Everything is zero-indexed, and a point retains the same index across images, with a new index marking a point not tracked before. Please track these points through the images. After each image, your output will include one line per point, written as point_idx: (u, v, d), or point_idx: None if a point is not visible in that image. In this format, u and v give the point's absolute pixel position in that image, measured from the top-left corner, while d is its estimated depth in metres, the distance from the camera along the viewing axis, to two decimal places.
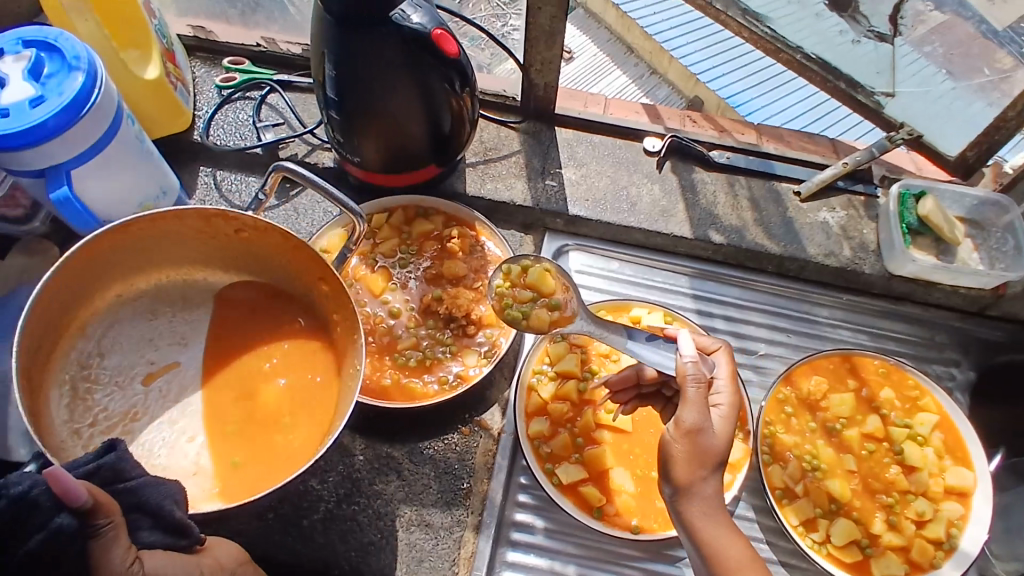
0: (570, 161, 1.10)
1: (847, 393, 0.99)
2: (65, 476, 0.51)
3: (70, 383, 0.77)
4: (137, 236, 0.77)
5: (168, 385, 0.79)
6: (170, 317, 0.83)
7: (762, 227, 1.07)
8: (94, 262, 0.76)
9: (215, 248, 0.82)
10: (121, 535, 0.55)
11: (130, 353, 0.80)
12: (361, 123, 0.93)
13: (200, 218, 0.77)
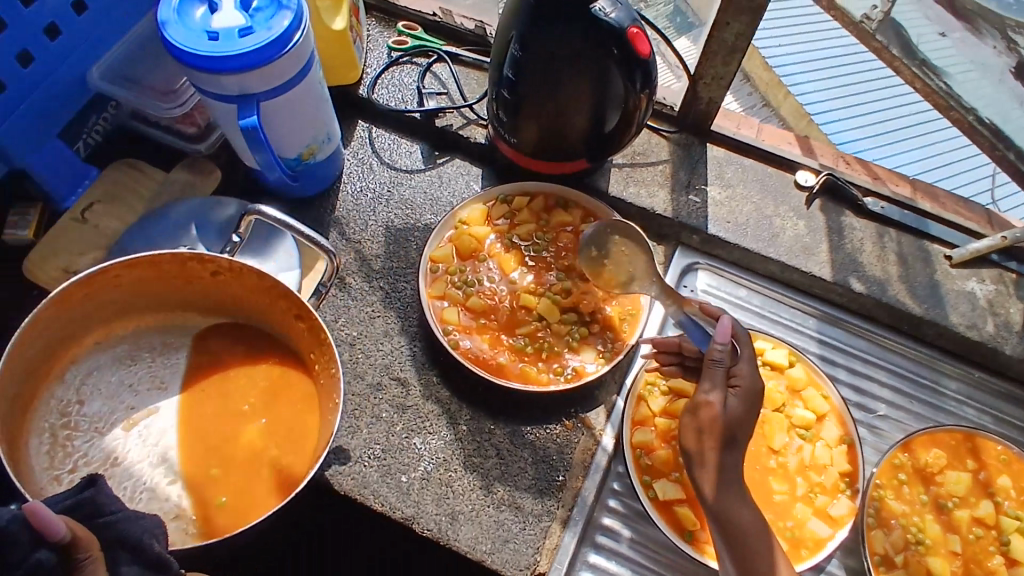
0: (717, 180, 1.09)
1: (964, 473, 0.93)
2: (46, 511, 0.54)
3: (70, 434, 0.82)
4: (105, 287, 0.83)
5: (148, 428, 0.84)
6: (149, 362, 0.88)
7: (905, 285, 1.03)
8: (73, 310, 0.82)
9: (173, 288, 0.89)
10: (98, 568, 0.58)
11: (109, 400, 0.85)
12: (529, 106, 0.94)
13: (144, 266, 0.84)
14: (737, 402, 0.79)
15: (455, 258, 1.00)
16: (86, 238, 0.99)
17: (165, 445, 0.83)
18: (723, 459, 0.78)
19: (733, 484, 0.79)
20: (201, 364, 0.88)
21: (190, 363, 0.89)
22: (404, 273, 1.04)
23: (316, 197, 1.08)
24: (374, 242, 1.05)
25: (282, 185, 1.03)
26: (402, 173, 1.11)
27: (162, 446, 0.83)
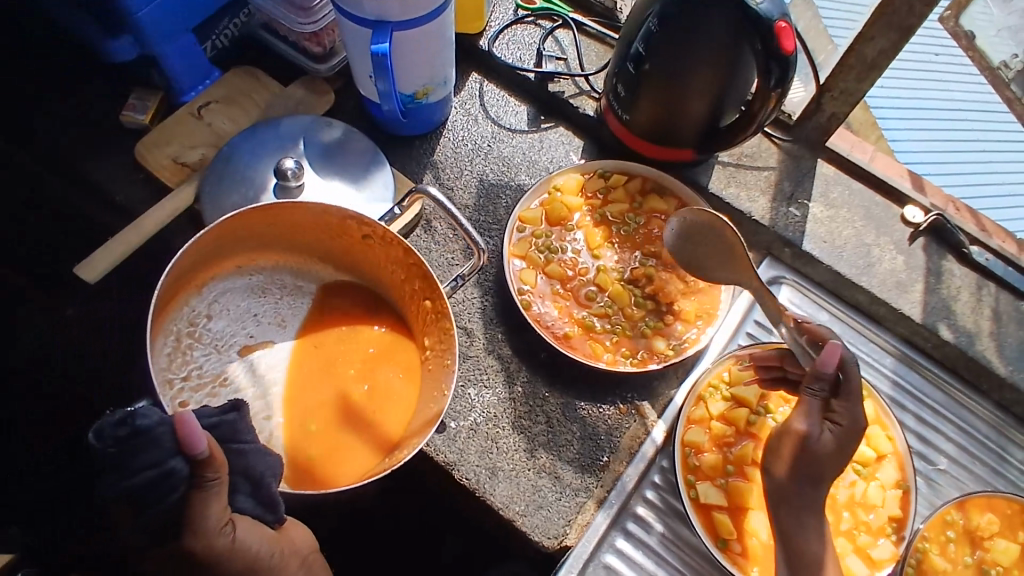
0: (820, 198, 1.06)
1: (1014, 543, 0.89)
2: (196, 424, 0.57)
3: (193, 344, 0.86)
4: (259, 221, 0.87)
5: (261, 359, 0.87)
6: (276, 298, 0.92)
7: (995, 343, 0.99)
8: (235, 232, 0.87)
9: (314, 239, 0.92)
10: (220, 494, 0.60)
11: (233, 323, 0.89)
12: (650, 85, 0.93)
13: (300, 212, 0.87)
14: (833, 438, 0.77)
15: (542, 223, 1.00)
16: (201, 135, 1.03)
17: (270, 382, 0.86)
18: (808, 489, 0.79)
19: (809, 512, 0.80)
20: (320, 314, 0.92)
21: (306, 313, 0.91)
22: (489, 228, 1.04)
23: (418, 137, 1.10)
24: (465, 192, 1.06)
25: (391, 120, 1.05)
26: (505, 131, 1.12)
27: (269, 382, 0.86)
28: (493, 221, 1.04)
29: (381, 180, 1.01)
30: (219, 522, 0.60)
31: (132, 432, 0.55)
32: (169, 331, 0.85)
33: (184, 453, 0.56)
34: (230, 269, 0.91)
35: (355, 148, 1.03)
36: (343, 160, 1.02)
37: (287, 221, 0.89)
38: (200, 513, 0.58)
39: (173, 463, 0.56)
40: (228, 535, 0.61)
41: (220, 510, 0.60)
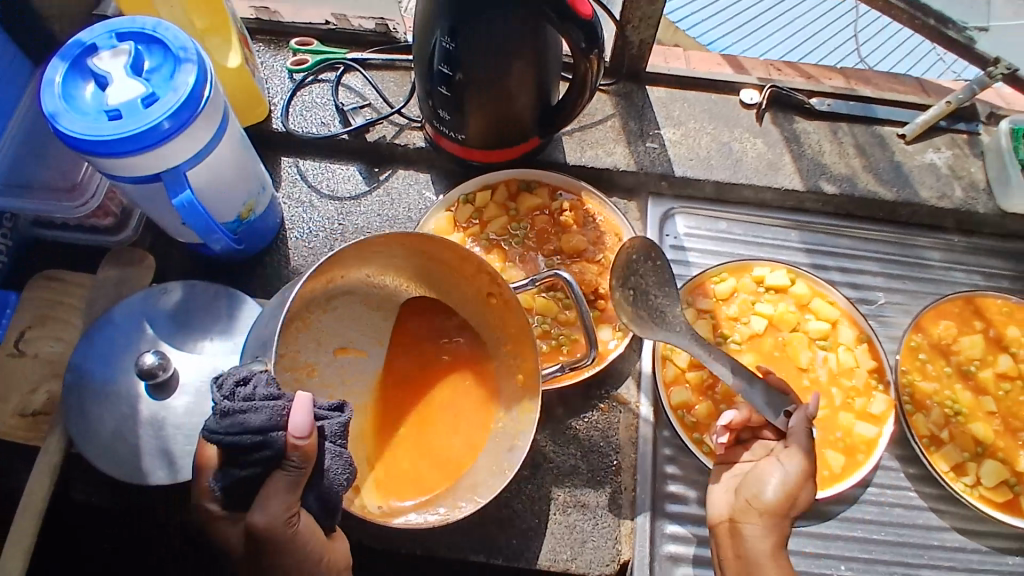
0: (668, 121, 1.06)
1: (976, 335, 0.97)
2: (309, 410, 0.61)
3: (302, 333, 0.79)
4: (405, 244, 0.79)
5: (348, 368, 0.81)
6: (384, 315, 0.85)
7: (872, 174, 1.04)
8: (372, 248, 0.78)
9: (440, 272, 0.84)
10: (297, 485, 0.63)
11: (343, 322, 0.82)
12: (472, 98, 0.88)
13: (455, 253, 0.80)
14: (799, 459, 0.77)
15: None
16: (34, 371, 0.90)
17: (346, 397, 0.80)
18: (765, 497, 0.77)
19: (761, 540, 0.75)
20: (418, 323, 0.85)
21: (395, 336, 0.85)
22: None
23: (263, 253, 0.99)
24: None
25: (227, 253, 0.93)
26: (348, 201, 1.03)
27: (345, 394, 0.80)
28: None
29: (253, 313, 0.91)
30: (284, 511, 0.62)
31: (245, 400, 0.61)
32: (291, 313, 0.78)
33: (285, 429, 0.61)
34: (358, 279, 0.83)
35: (207, 298, 0.91)
36: (201, 316, 0.90)
37: (420, 250, 0.81)
38: (277, 491, 0.62)
39: (271, 435, 0.61)
40: (290, 524, 0.63)
41: (290, 501, 0.63)
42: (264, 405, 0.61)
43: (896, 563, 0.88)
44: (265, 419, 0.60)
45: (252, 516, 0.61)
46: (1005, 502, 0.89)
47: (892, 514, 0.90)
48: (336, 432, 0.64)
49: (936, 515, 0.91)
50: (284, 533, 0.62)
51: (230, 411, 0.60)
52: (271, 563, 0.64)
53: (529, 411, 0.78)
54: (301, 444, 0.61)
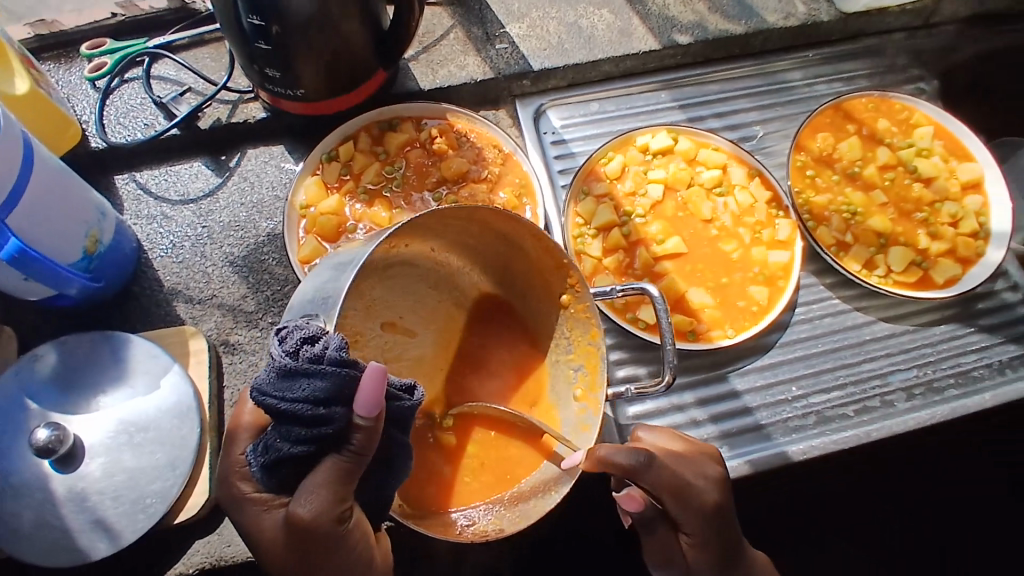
0: (510, 17, 1.01)
1: (852, 138, 1.02)
2: (380, 388, 0.53)
3: (357, 298, 0.72)
4: (484, 223, 0.71)
5: (393, 343, 0.74)
6: (436, 291, 0.78)
7: (718, 13, 1.04)
8: (445, 223, 0.71)
9: (504, 257, 0.78)
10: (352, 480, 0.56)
11: (395, 296, 0.76)
12: (297, 45, 0.80)
13: (541, 253, 0.73)
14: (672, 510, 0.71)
15: (323, 245, 0.88)
16: None
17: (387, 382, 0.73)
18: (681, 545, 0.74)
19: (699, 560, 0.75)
20: (492, 314, 0.81)
21: (452, 325, 0.79)
22: (283, 293, 0.91)
23: (132, 282, 0.90)
24: (229, 286, 0.91)
25: (88, 295, 0.84)
26: (204, 200, 0.95)
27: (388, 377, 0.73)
28: (257, 328, 0.90)
29: (143, 347, 0.82)
30: (336, 506, 0.56)
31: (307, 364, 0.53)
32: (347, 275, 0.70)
33: (349, 404, 0.53)
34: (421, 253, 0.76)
35: (87, 350, 0.82)
36: (87, 370, 0.81)
37: (500, 232, 0.73)
38: (333, 481, 0.55)
39: (332, 412, 0.53)
40: (341, 522, 0.56)
41: (344, 495, 0.56)
42: (331, 374, 0.53)
43: (837, 367, 0.94)
44: (330, 385, 0.53)
45: (296, 504, 0.55)
46: (917, 280, 0.96)
47: (823, 325, 0.96)
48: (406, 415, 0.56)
49: (860, 313, 0.97)
50: (332, 532, 0.56)
51: (293, 372, 0.53)
52: (320, 556, 0.57)
53: (584, 429, 0.74)
54: (365, 422, 0.54)
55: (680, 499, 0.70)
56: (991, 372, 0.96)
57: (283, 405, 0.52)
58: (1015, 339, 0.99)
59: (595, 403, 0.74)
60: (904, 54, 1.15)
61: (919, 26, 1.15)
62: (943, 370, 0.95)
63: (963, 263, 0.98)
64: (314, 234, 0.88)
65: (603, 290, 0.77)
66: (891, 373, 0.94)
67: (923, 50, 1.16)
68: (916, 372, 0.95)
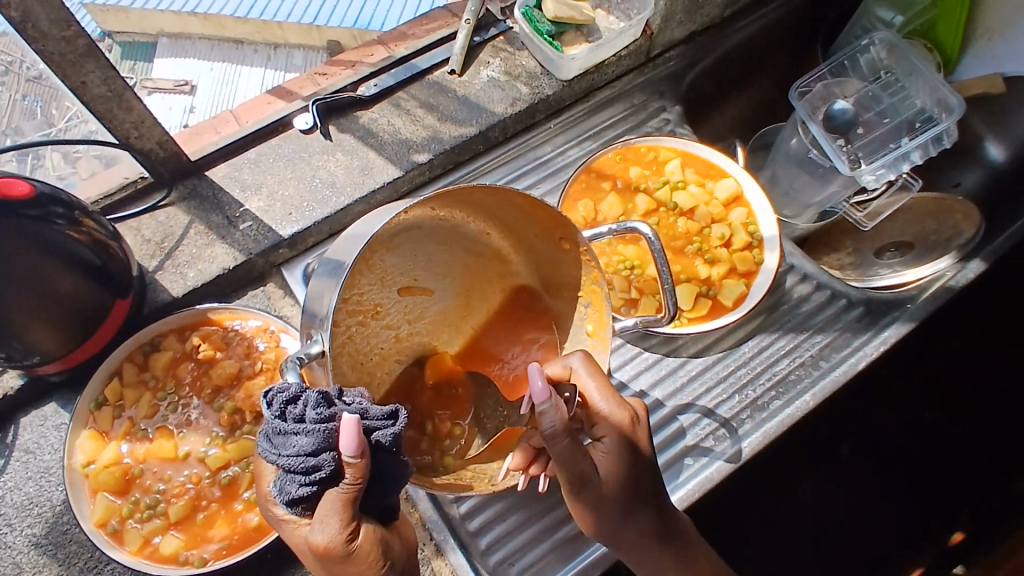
0: (247, 191, 1.00)
1: (609, 196, 1.05)
2: (356, 431, 0.57)
3: (369, 272, 0.76)
4: (487, 191, 0.73)
5: (413, 306, 0.80)
6: (450, 248, 0.82)
7: (448, 121, 1.06)
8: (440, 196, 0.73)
9: (509, 214, 0.80)
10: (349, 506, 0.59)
11: (411, 260, 0.80)
12: (7, 327, 0.76)
13: (535, 207, 0.75)
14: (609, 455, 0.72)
15: (115, 500, 0.84)
16: None
17: (415, 336, 0.80)
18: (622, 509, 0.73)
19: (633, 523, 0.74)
20: (498, 268, 0.85)
21: (465, 277, 0.84)
22: (96, 559, 0.87)
23: None
24: (42, 570, 0.86)
25: None
26: None
27: (413, 334, 0.80)
28: None
29: None
30: (342, 531, 0.59)
31: (294, 420, 0.58)
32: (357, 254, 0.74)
33: (337, 447, 0.58)
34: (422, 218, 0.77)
35: None
36: None
37: (494, 195, 0.76)
38: (331, 511, 0.59)
39: (323, 457, 0.57)
40: (350, 545, 0.60)
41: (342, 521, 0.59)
42: (314, 429, 0.57)
43: (667, 420, 0.95)
44: (316, 439, 0.57)
45: (312, 536, 0.59)
46: (709, 310, 0.99)
47: (641, 382, 0.97)
48: (390, 443, 0.60)
49: (672, 357, 0.99)
50: (344, 552, 0.59)
51: (284, 431, 0.58)
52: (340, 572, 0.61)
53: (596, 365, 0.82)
54: (354, 461, 0.58)
55: (608, 399, 0.73)
56: (807, 370, 0.99)
57: (279, 461, 0.57)
58: (820, 329, 1.03)
59: (606, 340, 0.81)
60: (641, 90, 1.20)
61: (643, 62, 1.20)
62: (762, 385, 0.98)
63: (746, 276, 1.01)
64: (104, 489, 0.83)
65: (594, 233, 0.80)
66: (716, 406, 0.96)
67: (659, 79, 1.21)
68: (739, 396, 0.97)
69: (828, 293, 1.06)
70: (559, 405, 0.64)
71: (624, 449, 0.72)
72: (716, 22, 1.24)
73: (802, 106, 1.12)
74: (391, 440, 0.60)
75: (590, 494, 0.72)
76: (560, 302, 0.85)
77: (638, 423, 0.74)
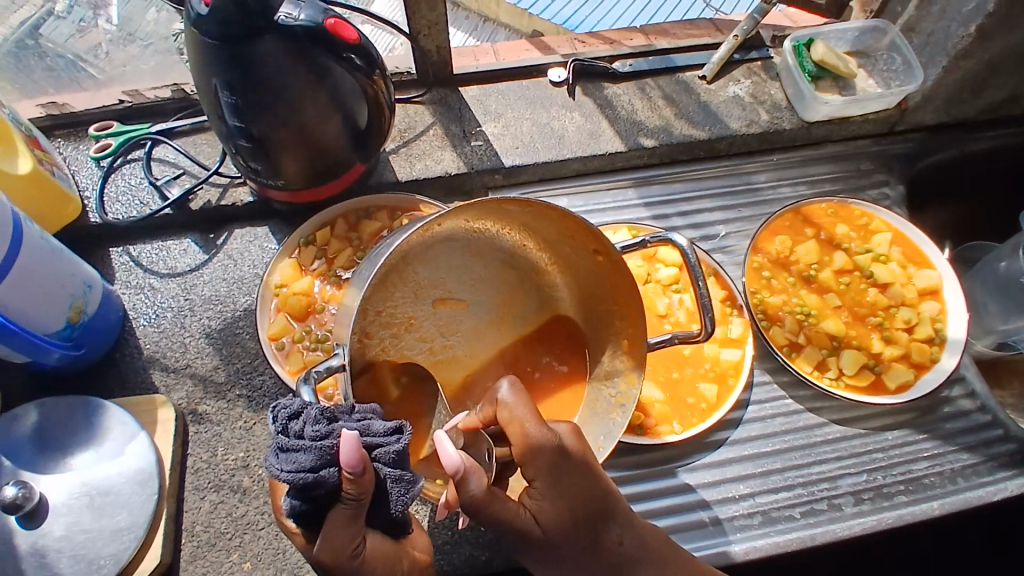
0: (487, 116, 1.09)
1: (809, 242, 1.06)
2: (357, 447, 0.54)
3: (403, 284, 0.75)
4: (523, 204, 0.74)
5: (451, 317, 0.79)
6: (485, 259, 0.82)
7: (683, 119, 1.11)
8: (474, 208, 0.72)
9: (544, 228, 0.81)
10: (347, 529, 0.58)
11: (446, 270, 0.79)
12: (276, 144, 0.86)
13: (574, 220, 0.75)
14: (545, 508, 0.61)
15: (292, 324, 0.93)
16: None
17: (450, 349, 0.78)
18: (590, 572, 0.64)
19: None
20: (529, 283, 0.85)
21: (503, 289, 0.84)
22: (251, 367, 0.96)
23: (112, 350, 0.96)
24: (203, 357, 0.96)
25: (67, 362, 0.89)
26: (189, 275, 1.02)
27: (448, 346, 0.78)
28: (224, 400, 0.94)
29: (116, 415, 0.87)
30: (348, 545, 0.59)
31: (294, 438, 0.56)
32: (390, 265, 0.74)
33: (338, 464, 0.55)
34: (459, 230, 0.78)
35: (63, 413, 0.87)
36: (61, 433, 0.85)
37: (532, 209, 0.75)
38: (333, 535, 0.58)
39: (324, 473, 0.55)
40: (356, 557, 0.60)
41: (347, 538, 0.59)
42: (313, 445, 0.55)
43: (787, 468, 0.95)
44: (315, 454, 0.55)
45: (314, 551, 0.59)
46: (870, 384, 0.97)
47: (774, 425, 0.97)
48: (392, 461, 0.57)
49: (813, 414, 0.99)
50: (348, 566, 0.59)
51: (286, 447, 0.55)
52: None
53: (631, 383, 0.80)
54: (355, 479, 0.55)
55: (529, 432, 0.61)
56: (942, 480, 0.96)
57: (280, 476, 0.55)
58: (970, 448, 0.99)
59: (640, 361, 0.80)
60: (870, 159, 1.19)
61: (885, 133, 1.20)
62: (893, 476, 0.95)
63: (918, 368, 0.98)
64: (269, 323, 0.93)
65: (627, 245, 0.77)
66: (840, 476, 0.95)
67: (891, 155, 1.20)
68: (866, 476, 0.95)
69: (989, 417, 1.02)
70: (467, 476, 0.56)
71: (554, 494, 0.62)
72: (968, 121, 1.21)
73: None
74: (393, 458, 0.57)
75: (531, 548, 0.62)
76: (598, 319, 0.85)
77: (570, 456, 0.62)
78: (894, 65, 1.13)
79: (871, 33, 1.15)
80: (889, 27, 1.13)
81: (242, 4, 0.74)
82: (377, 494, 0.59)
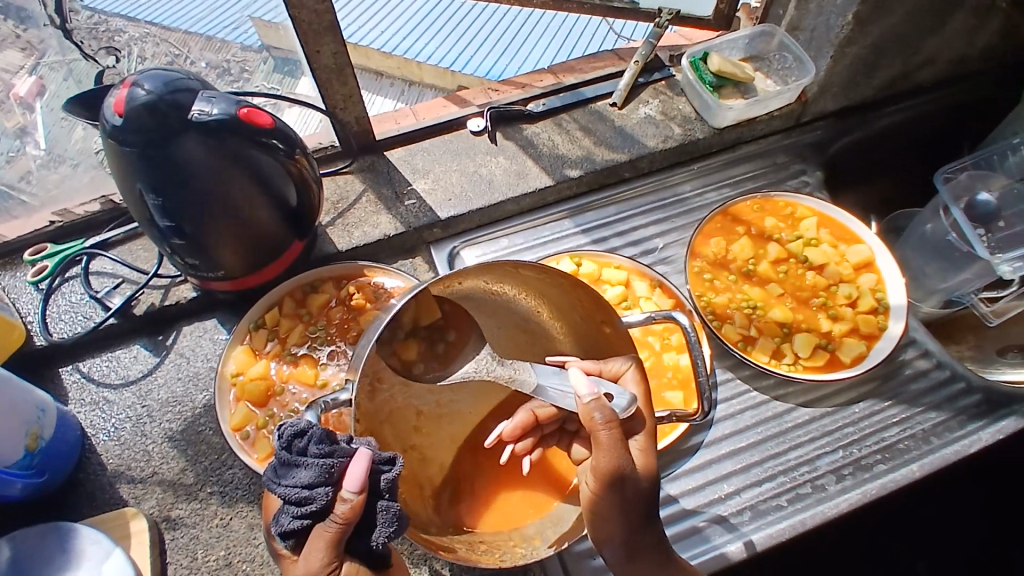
0: (416, 174, 1.12)
1: (742, 239, 1.10)
2: (362, 465, 0.54)
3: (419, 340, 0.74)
4: (542, 273, 0.72)
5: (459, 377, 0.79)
6: (499, 322, 0.79)
7: (602, 145, 1.16)
8: (491, 272, 0.70)
9: (560, 296, 0.77)
10: (327, 548, 0.54)
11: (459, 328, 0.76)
12: (210, 237, 0.88)
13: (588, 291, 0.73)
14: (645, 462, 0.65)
15: (254, 411, 0.93)
16: None
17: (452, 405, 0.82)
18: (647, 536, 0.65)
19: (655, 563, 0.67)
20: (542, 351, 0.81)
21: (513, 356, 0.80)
22: (220, 462, 0.94)
23: (75, 471, 0.93)
24: (169, 461, 0.94)
25: (30, 491, 0.87)
26: (144, 380, 1.01)
27: (451, 401, 0.82)
28: (197, 501, 0.92)
29: (88, 534, 0.84)
30: (325, 568, 0.53)
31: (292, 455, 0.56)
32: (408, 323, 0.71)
33: (335, 482, 0.55)
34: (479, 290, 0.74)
35: (35, 541, 0.84)
36: (37, 563, 0.83)
37: (551, 279, 0.73)
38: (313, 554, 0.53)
39: (318, 490, 0.54)
40: None
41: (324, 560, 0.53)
42: (315, 462, 0.55)
43: (766, 459, 0.96)
44: (313, 471, 0.54)
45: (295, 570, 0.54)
46: (826, 363, 1.00)
47: (745, 419, 0.99)
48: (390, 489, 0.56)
49: (780, 401, 1.01)
50: None
51: (286, 462, 0.55)
52: None
53: None
54: (349, 496, 0.54)
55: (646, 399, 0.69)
56: (915, 442, 0.98)
57: (277, 489, 0.55)
58: (934, 406, 1.02)
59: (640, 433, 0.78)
60: (785, 152, 1.26)
61: (792, 126, 1.27)
62: (868, 447, 0.97)
63: (868, 339, 1.02)
64: (223, 414, 0.92)
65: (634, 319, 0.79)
66: (818, 456, 0.96)
67: (803, 145, 1.27)
68: (843, 452, 0.97)
69: (947, 373, 1.05)
70: (600, 397, 0.62)
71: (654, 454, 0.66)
72: (869, 102, 1.28)
73: (946, 191, 1.14)
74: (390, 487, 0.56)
75: (625, 493, 0.61)
76: None
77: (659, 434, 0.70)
78: (787, 63, 1.21)
79: (760, 38, 1.23)
80: (775, 30, 1.21)
81: (154, 109, 0.75)
82: (365, 524, 0.57)
